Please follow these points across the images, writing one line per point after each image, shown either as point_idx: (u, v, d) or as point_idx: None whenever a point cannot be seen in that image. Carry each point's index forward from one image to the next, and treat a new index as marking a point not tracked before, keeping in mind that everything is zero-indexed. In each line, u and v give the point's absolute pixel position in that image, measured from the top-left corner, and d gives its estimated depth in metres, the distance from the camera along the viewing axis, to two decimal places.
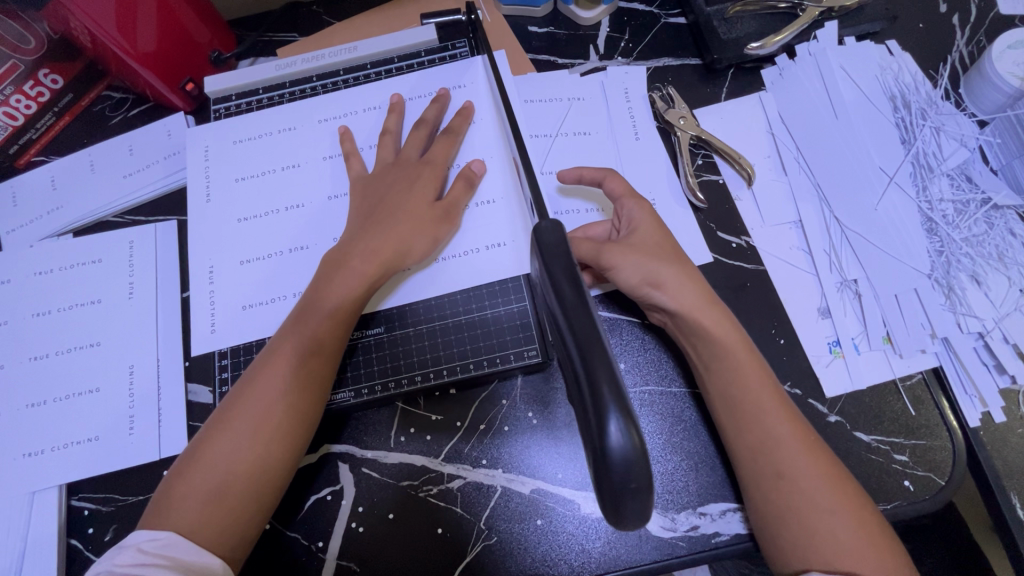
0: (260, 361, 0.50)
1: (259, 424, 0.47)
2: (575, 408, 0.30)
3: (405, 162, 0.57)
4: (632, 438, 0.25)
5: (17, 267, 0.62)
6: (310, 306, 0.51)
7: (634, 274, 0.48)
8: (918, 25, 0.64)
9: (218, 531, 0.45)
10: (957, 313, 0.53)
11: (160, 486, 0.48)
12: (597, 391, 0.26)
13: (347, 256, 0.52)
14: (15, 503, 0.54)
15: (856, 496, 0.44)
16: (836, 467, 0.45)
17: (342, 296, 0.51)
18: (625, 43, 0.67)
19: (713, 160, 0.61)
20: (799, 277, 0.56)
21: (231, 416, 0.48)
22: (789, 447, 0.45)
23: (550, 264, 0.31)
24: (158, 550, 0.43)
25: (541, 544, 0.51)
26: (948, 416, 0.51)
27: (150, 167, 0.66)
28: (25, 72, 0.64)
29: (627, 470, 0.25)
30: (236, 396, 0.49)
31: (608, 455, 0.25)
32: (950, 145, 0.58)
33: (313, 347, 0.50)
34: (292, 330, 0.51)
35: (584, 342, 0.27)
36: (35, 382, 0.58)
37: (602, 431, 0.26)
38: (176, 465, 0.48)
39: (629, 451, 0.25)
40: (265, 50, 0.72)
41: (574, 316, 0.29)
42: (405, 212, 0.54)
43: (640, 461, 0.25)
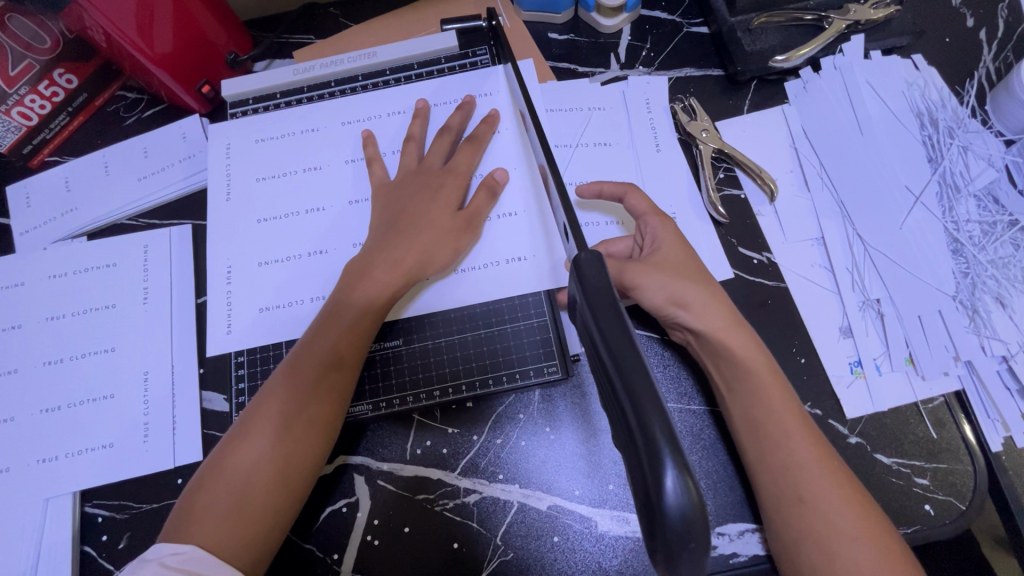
0: (281, 370, 0.50)
1: (282, 433, 0.47)
2: (622, 449, 0.29)
3: (426, 171, 0.57)
4: (689, 491, 0.25)
5: (31, 269, 0.62)
6: (332, 314, 0.51)
7: (658, 294, 0.48)
8: (944, 39, 0.64)
9: (241, 544, 0.45)
10: (981, 335, 0.53)
11: (181, 497, 0.47)
12: (651, 440, 0.26)
13: (368, 266, 0.52)
14: (28, 509, 0.54)
15: (884, 526, 0.43)
16: (864, 495, 0.44)
17: (365, 305, 0.51)
18: (647, 52, 0.66)
19: (735, 174, 0.60)
20: (822, 296, 0.55)
21: (254, 425, 0.48)
22: (816, 475, 0.44)
23: (594, 301, 0.31)
24: (179, 565, 0.42)
25: (558, 561, 0.51)
26: (970, 439, 0.51)
27: (166, 170, 0.66)
28: (39, 73, 0.63)
29: (686, 527, 0.25)
30: (258, 404, 0.49)
31: (664, 510, 0.25)
32: (977, 165, 0.58)
33: (335, 357, 0.49)
34: (313, 337, 0.51)
35: (636, 389, 0.27)
36: (49, 387, 0.58)
37: (657, 486, 0.25)
38: (197, 476, 0.47)
39: (686, 505, 0.25)
40: (281, 52, 0.71)
41: (623, 359, 0.28)
42: (428, 222, 0.54)
43: (697, 516, 0.25)
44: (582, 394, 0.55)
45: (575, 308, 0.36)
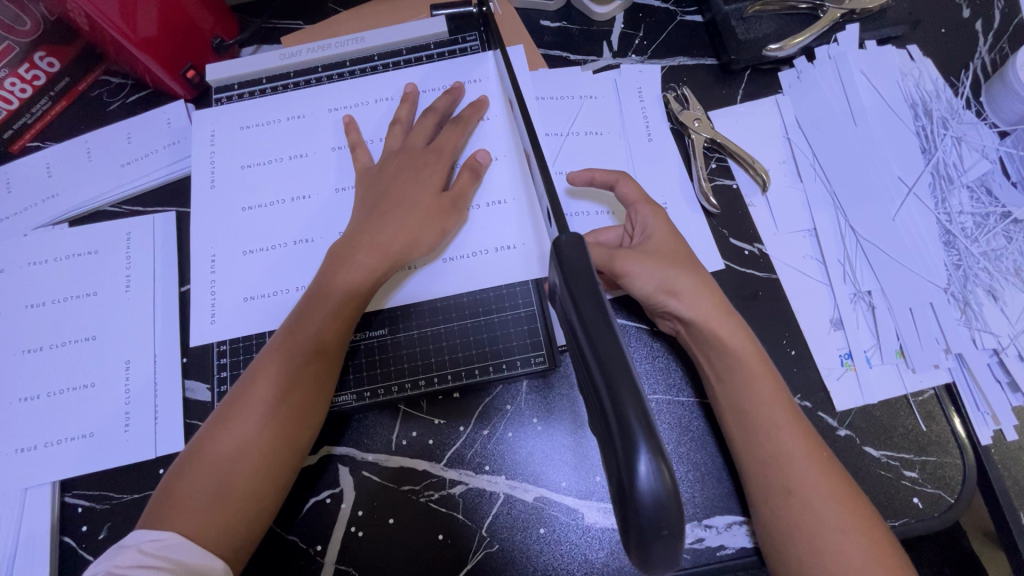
0: (263, 356, 0.49)
1: (264, 418, 0.46)
2: (597, 434, 0.29)
3: (410, 153, 0.56)
4: (663, 477, 0.24)
5: (11, 256, 0.61)
6: (314, 298, 0.50)
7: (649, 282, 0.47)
8: (940, 30, 0.63)
9: (222, 532, 0.44)
10: (972, 328, 0.52)
11: (160, 485, 0.47)
12: (626, 425, 0.25)
13: (353, 249, 0.51)
14: (7, 498, 0.53)
15: (870, 518, 0.43)
16: (849, 486, 0.44)
17: (349, 288, 0.50)
18: (640, 41, 0.65)
19: (727, 164, 0.59)
20: (812, 288, 0.55)
21: (234, 412, 0.47)
22: (802, 464, 0.44)
23: (573, 283, 0.30)
24: (159, 551, 0.42)
25: (544, 553, 0.50)
26: (960, 433, 0.50)
27: (150, 157, 0.65)
28: (20, 55, 0.62)
29: (659, 513, 0.24)
30: (239, 390, 0.48)
31: (637, 496, 0.24)
32: (971, 156, 0.57)
33: (318, 341, 0.49)
34: (295, 321, 0.50)
35: (610, 371, 0.26)
36: (28, 375, 0.57)
37: (630, 470, 0.25)
38: (177, 463, 0.47)
39: (660, 490, 0.24)
40: (268, 37, 0.70)
41: (600, 343, 0.27)
42: (412, 204, 0.53)
43: (671, 501, 0.24)
44: (569, 385, 0.54)
45: (556, 292, 0.35)
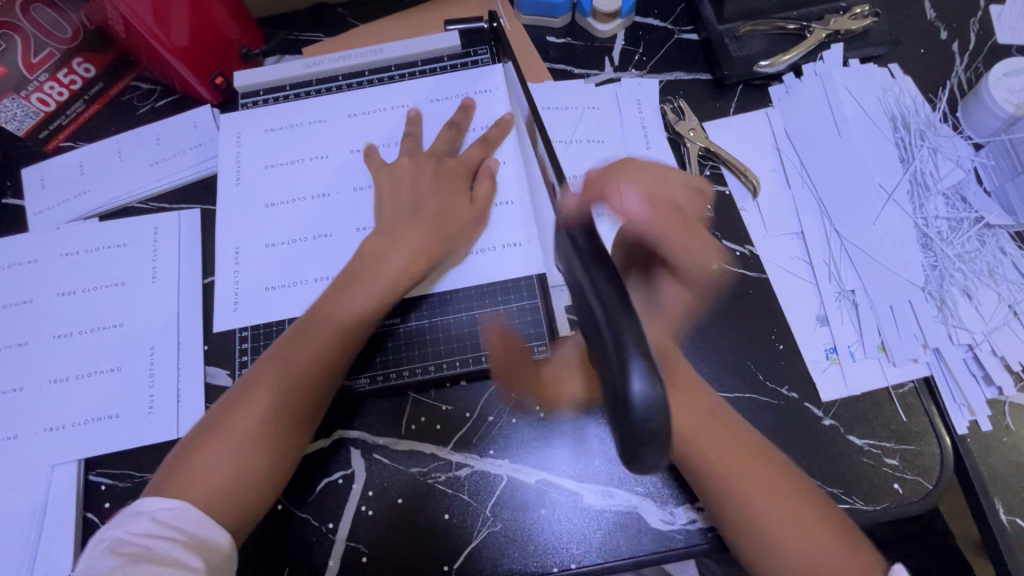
0: (291, 342, 0.52)
1: (271, 436, 0.49)
2: (596, 369, 0.31)
3: (433, 167, 0.60)
4: (656, 390, 0.27)
5: (44, 248, 0.64)
6: (322, 321, 0.52)
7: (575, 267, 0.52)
8: (919, 50, 0.67)
9: (233, 514, 0.47)
10: (949, 325, 0.55)
11: (172, 454, 0.49)
12: (620, 344, 0.28)
13: (387, 252, 0.55)
14: (33, 475, 0.56)
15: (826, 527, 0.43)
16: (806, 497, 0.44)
17: (363, 314, 0.53)
18: (639, 56, 0.69)
19: (720, 171, 0.63)
20: (799, 287, 0.58)
21: (260, 394, 0.49)
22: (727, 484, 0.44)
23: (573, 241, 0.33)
24: (171, 521, 0.45)
25: (545, 533, 0.53)
26: (938, 423, 0.53)
27: (177, 157, 0.68)
28: (59, 61, 0.66)
29: (651, 419, 0.27)
30: (235, 405, 0.49)
31: (632, 408, 0.27)
32: (946, 165, 0.61)
33: (338, 347, 0.52)
34: (298, 343, 0.51)
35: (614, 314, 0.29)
36: (59, 358, 0.60)
37: (625, 386, 0.27)
38: (192, 435, 0.49)
39: (653, 401, 0.27)
40: (290, 48, 0.75)
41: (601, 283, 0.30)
42: (443, 210, 0.58)
43: (661, 409, 0.27)
44: None
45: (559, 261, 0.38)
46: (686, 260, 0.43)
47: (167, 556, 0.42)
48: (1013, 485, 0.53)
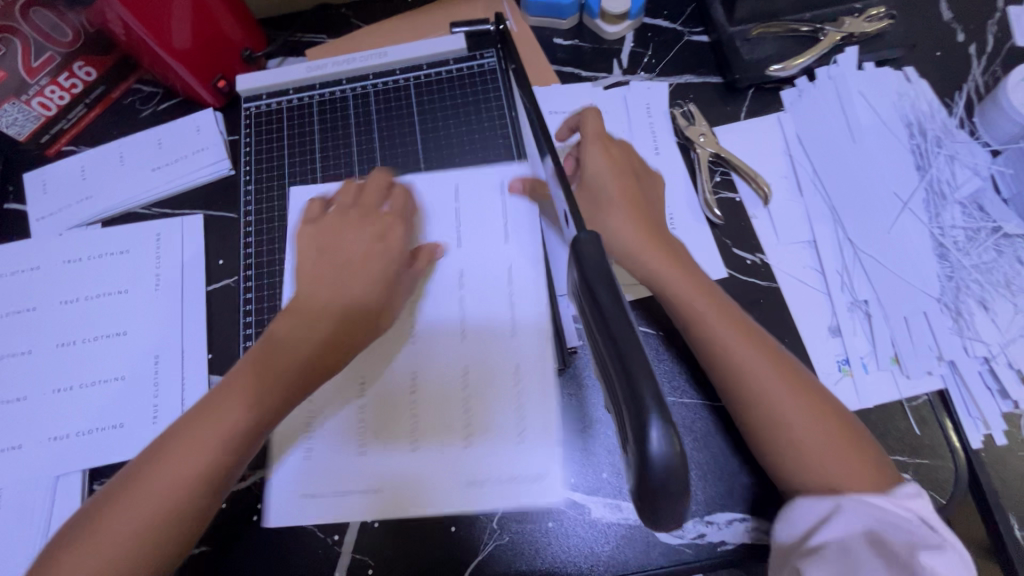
0: (217, 393, 0.47)
1: (186, 496, 0.44)
2: (615, 408, 0.32)
3: (362, 217, 0.54)
4: (673, 444, 0.27)
5: (47, 255, 0.64)
6: (194, 433, 0.45)
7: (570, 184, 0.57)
8: (935, 53, 0.66)
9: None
10: (964, 337, 0.54)
11: (82, 516, 0.45)
12: (639, 398, 0.28)
13: (321, 291, 0.50)
14: (38, 484, 0.56)
15: (841, 429, 0.48)
16: (819, 409, 0.48)
17: (281, 374, 0.47)
18: (648, 59, 0.68)
19: (731, 177, 0.62)
20: (811, 297, 0.57)
21: (171, 451, 0.45)
22: (767, 383, 0.48)
23: (593, 278, 0.32)
24: None
25: (552, 546, 0.52)
26: (953, 437, 0.53)
27: (180, 162, 0.68)
28: (59, 65, 0.65)
29: (668, 474, 0.27)
30: (84, 531, 0.43)
31: (649, 462, 0.27)
32: (963, 173, 0.60)
33: (267, 396, 0.47)
34: (159, 462, 0.45)
35: (632, 367, 0.28)
36: (63, 367, 0.59)
37: (643, 436, 0.27)
38: (105, 495, 0.45)
39: (669, 455, 0.27)
40: (294, 50, 0.73)
41: (618, 330, 0.30)
42: (378, 256, 0.53)
43: (678, 465, 0.27)
44: (579, 385, 0.57)
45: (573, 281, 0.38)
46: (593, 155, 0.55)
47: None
48: None
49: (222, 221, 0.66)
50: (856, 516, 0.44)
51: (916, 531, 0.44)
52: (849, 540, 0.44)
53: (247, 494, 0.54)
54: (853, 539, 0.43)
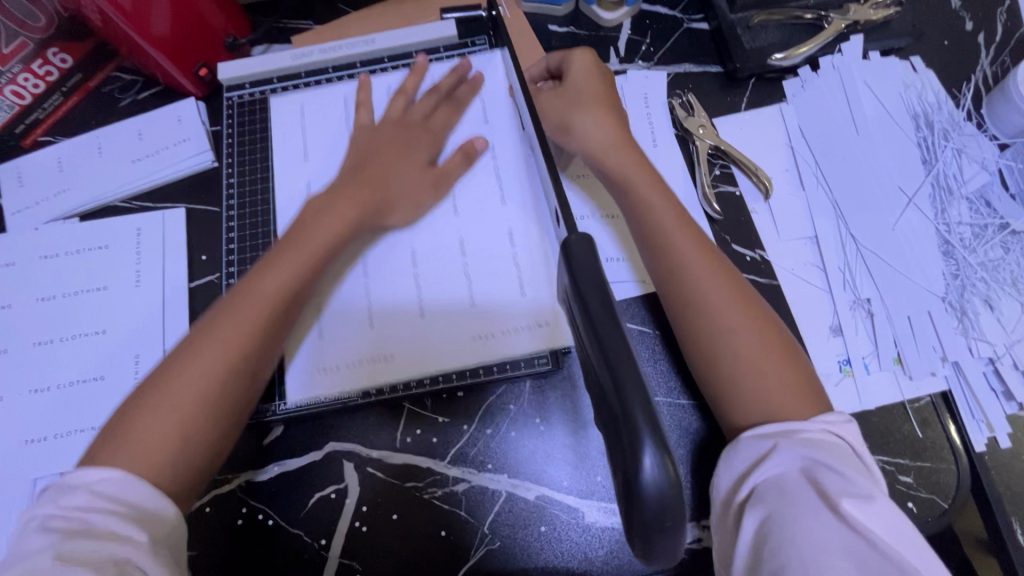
0: (241, 284, 0.50)
1: (224, 371, 0.45)
2: (607, 428, 0.30)
3: (388, 130, 0.60)
4: (667, 471, 0.26)
5: (23, 250, 0.62)
6: (225, 326, 0.47)
7: (552, 119, 0.56)
8: (942, 42, 0.64)
9: (179, 472, 0.43)
10: (969, 337, 0.53)
11: (113, 420, 0.45)
12: (631, 420, 0.26)
13: (333, 197, 0.54)
14: (15, 488, 0.54)
15: (795, 360, 0.46)
16: (773, 326, 0.47)
17: (307, 255, 0.51)
18: (646, 47, 0.66)
19: (730, 171, 0.60)
20: (813, 295, 0.56)
21: (203, 337, 0.46)
22: (707, 285, 0.48)
23: (583, 287, 0.31)
24: (110, 492, 0.40)
25: (544, 551, 0.51)
26: (955, 439, 0.51)
27: (159, 153, 0.65)
28: (33, 51, 0.63)
29: (662, 503, 0.26)
30: (131, 415, 0.44)
31: (642, 489, 0.26)
32: (971, 167, 0.58)
33: (297, 273, 0.50)
34: (193, 357, 0.45)
35: (625, 387, 0.27)
36: (40, 366, 0.57)
37: (636, 463, 0.26)
38: (136, 395, 0.45)
39: (664, 483, 0.26)
40: (279, 37, 0.71)
41: (610, 346, 0.28)
42: (399, 173, 0.57)
43: (673, 494, 0.26)
44: (573, 385, 0.55)
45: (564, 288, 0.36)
46: (579, 63, 0.57)
47: (108, 530, 0.38)
48: None
49: (205, 215, 0.64)
50: (792, 455, 0.41)
51: (856, 475, 0.40)
52: (785, 478, 0.40)
53: (231, 498, 0.53)
54: (789, 477, 0.40)
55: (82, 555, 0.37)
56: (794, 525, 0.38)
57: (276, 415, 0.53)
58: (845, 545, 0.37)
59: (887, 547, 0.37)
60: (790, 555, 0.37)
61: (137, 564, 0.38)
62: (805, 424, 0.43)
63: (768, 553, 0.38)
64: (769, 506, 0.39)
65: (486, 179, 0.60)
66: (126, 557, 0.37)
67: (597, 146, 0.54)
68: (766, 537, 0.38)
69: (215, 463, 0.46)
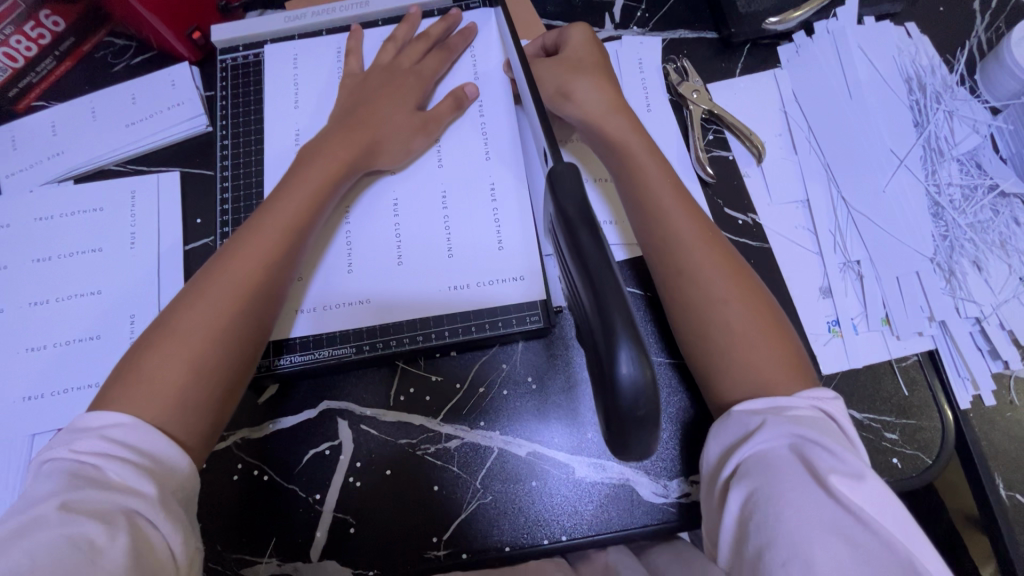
0: (238, 236, 0.50)
1: (226, 320, 0.46)
2: (589, 343, 0.31)
3: (376, 78, 0.59)
4: (643, 369, 0.27)
5: (17, 212, 0.62)
6: (227, 276, 0.47)
7: (550, 85, 0.56)
8: (938, 8, 0.63)
9: (188, 420, 0.44)
10: (957, 297, 0.53)
11: (117, 370, 0.45)
12: (609, 323, 0.27)
13: (321, 146, 0.54)
14: (12, 444, 0.55)
15: (776, 325, 0.47)
16: (756, 291, 0.48)
17: (303, 206, 0.51)
18: (642, 13, 0.65)
19: (724, 136, 0.60)
20: (803, 258, 0.56)
21: (204, 287, 0.47)
22: (692, 245, 0.48)
23: (565, 209, 0.31)
24: (120, 438, 0.41)
25: (536, 506, 0.52)
26: (940, 398, 0.52)
27: (153, 117, 0.65)
28: (25, 13, 0.62)
29: (638, 398, 0.27)
30: (137, 360, 0.44)
31: (617, 385, 0.27)
32: (963, 130, 0.58)
33: (296, 222, 0.51)
34: (194, 303, 0.46)
35: (602, 292, 0.28)
36: (36, 326, 0.58)
37: (613, 362, 0.27)
38: (141, 345, 0.45)
39: (638, 381, 0.27)
40: (272, 3, 0.70)
41: (588, 253, 0.29)
42: (388, 117, 0.57)
43: (648, 392, 0.27)
44: (564, 345, 0.56)
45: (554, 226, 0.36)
46: (575, 33, 0.58)
47: (117, 480, 0.39)
48: (1013, 462, 0.52)
49: (199, 179, 0.64)
50: (782, 431, 0.41)
51: (847, 453, 0.39)
52: (772, 452, 0.40)
53: (227, 454, 0.54)
54: (776, 453, 0.40)
55: (88, 501, 0.37)
56: (779, 499, 0.38)
57: (280, 370, 0.54)
58: (833, 519, 0.36)
59: (875, 523, 0.36)
60: (775, 526, 0.37)
61: (143, 515, 0.38)
62: (794, 400, 0.43)
63: (753, 527, 0.38)
64: (754, 481, 0.39)
65: (480, 142, 0.60)
66: (134, 508, 0.38)
67: (589, 114, 0.54)
68: (750, 511, 0.39)
69: (224, 413, 0.47)
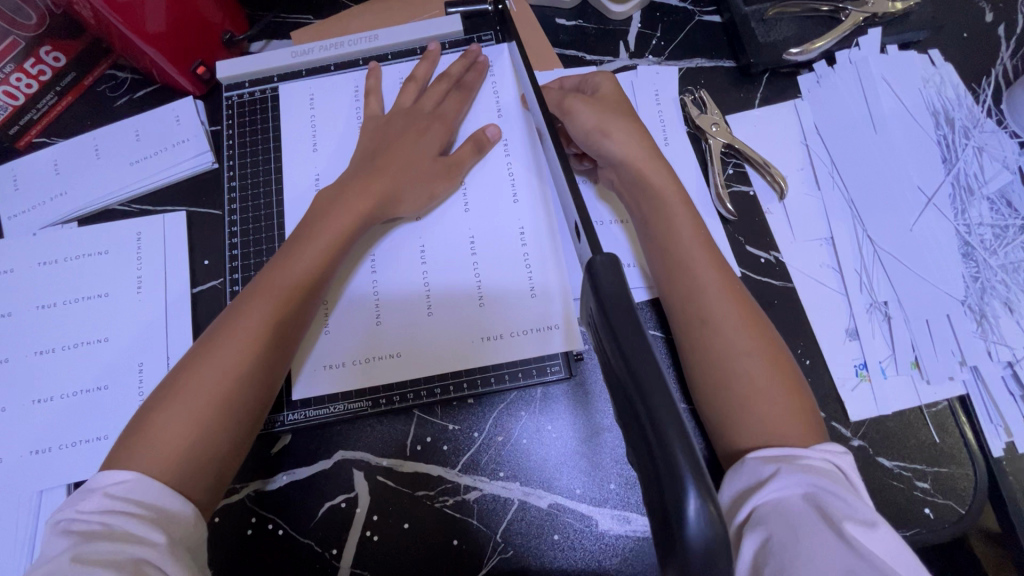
0: (257, 283, 0.49)
1: (237, 372, 0.44)
2: (643, 472, 0.30)
3: (398, 119, 0.58)
4: (710, 512, 0.26)
5: (21, 256, 0.60)
6: (240, 326, 0.46)
7: (590, 119, 0.53)
8: (962, 34, 0.62)
9: (193, 480, 0.42)
10: (988, 341, 0.52)
11: (130, 421, 0.44)
12: (671, 458, 0.27)
13: (341, 188, 0.53)
14: (20, 500, 0.53)
15: (795, 381, 0.45)
16: (778, 352, 0.47)
17: (320, 253, 0.50)
18: (656, 41, 0.64)
19: (744, 170, 0.59)
20: (828, 298, 0.54)
21: (219, 337, 0.46)
22: (718, 298, 0.47)
23: (611, 312, 0.32)
24: (126, 495, 0.39)
25: (558, 560, 0.51)
26: (971, 443, 0.51)
27: (158, 155, 0.63)
28: (25, 50, 0.61)
29: (709, 551, 0.26)
30: (151, 408, 0.43)
31: (685, 531, 0.26)
32: (992, 166, 0.57)
33: (313, 270, 0.50)
34: (209, 350, 0.45)
35: (659, 416, 0.28)
36: (42, 376, 0.56)
37: (680, 508, 0.26)
38: (154, 395, 0.44)
39: (707, 526, 0.26)
40: (277, 33, 0.69)
41: (640, 372, 0.29)
42: (408, 162, 0.55)
43: (718, 540, 0.26)
44: (584, 392, 0.55)
45: (592, 326, 0.37)
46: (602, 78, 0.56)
47: (125, 532, 0.37)
48: None
49: (206, 219, 0.63)
50: (796, 480, 0.39)
51: (856, 499, 0.39)
52: (785, 502, 0.39)
53: (240, 508, 0.52)
54: (789, 503, 0.39)
55: (98, 553, 0.36)
56: (793, 549, 0.36)
57: (285, 425, 0.54)
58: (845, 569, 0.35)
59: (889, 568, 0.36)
60: None
61: (155, 564, 0.37)
62: (806, 450, 0.42)
63: None
64: (769, 529, 0.38)
65: (495, 183, 0.59)
66: (143, 557, 0.37)
67: (632, 157, 0.52)
68: (765, 560, 0.37)
69: (229, 471, 0.45)
